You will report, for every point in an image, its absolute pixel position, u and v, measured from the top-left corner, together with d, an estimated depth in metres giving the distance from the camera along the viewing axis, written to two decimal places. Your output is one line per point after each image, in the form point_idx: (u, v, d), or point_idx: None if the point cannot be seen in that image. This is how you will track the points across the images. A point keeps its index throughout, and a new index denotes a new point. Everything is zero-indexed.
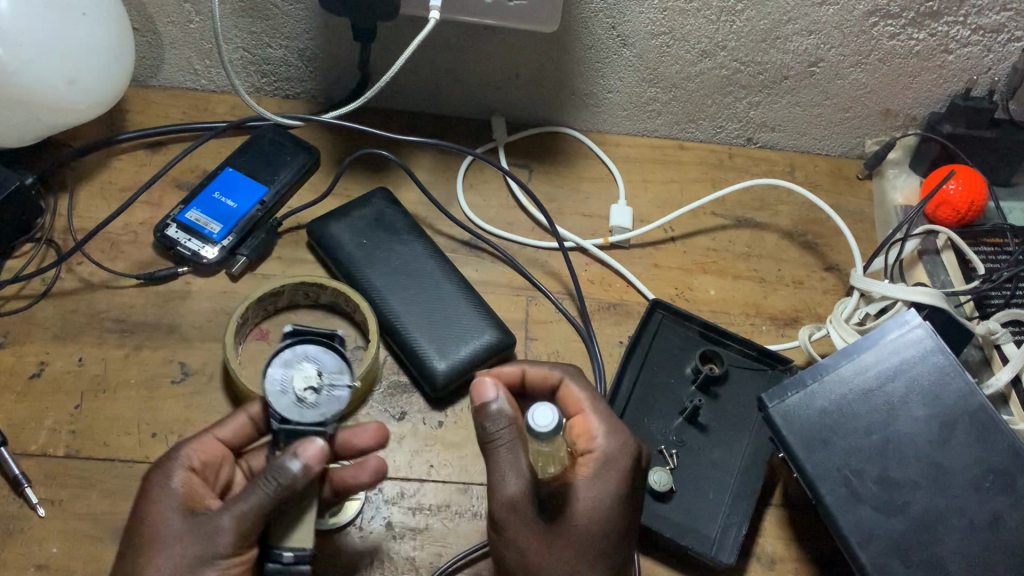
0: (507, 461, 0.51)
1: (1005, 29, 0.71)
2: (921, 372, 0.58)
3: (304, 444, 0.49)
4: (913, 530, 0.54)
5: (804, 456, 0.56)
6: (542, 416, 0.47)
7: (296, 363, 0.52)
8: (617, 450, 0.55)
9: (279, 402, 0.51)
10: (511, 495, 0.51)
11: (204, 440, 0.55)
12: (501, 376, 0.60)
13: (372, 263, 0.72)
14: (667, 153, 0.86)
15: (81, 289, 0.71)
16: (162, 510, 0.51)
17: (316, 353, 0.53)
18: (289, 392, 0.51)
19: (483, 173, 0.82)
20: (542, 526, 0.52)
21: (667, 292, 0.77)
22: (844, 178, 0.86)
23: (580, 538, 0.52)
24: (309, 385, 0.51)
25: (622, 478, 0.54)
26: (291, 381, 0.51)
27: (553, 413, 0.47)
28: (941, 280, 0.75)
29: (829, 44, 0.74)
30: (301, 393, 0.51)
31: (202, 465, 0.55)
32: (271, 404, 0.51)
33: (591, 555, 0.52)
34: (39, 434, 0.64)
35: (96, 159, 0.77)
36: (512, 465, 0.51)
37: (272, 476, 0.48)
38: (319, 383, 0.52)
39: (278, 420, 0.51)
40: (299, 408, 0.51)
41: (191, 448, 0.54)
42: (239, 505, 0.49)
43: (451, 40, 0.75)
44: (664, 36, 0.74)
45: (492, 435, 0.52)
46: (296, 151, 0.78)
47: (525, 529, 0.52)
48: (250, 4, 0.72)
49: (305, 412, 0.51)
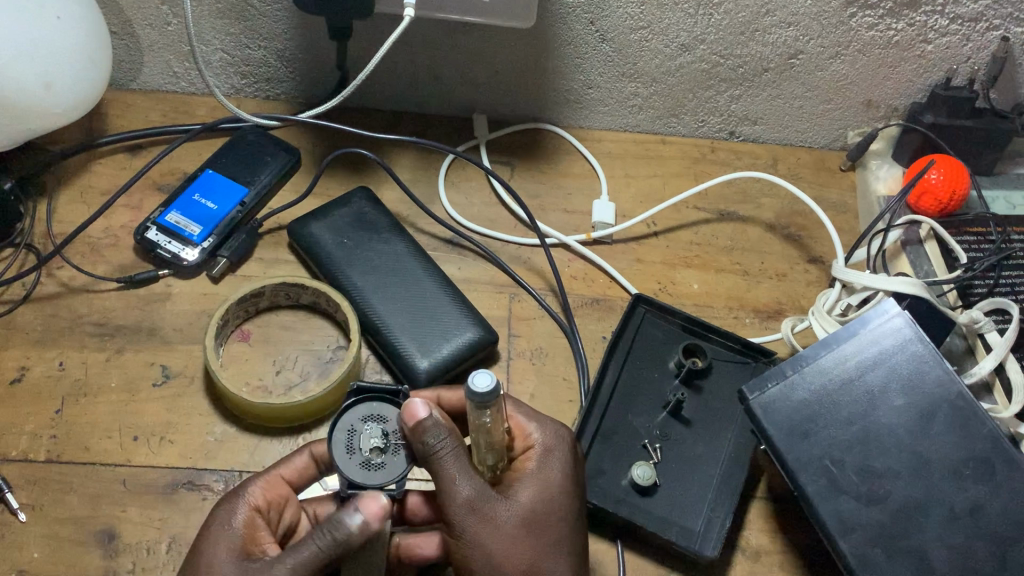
0: (456, 467, 0.50)
1: (983, 17, 0.71)
2: (901, 361, 0.58)
3: (366, 500, 0.48)
4: (894, 519, 0.54)
5: (785, 447, 0.56)
6: (482, 379, 0.46)
7: (361, 424, 0.52)
8: (553, 437, 0.56)
9: (346, 460, 0.51)
10: (465, 500, 0.50)
11: (272, 478, 0.55)
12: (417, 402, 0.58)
13: (353, 263, 0.71)
14: (649, 147, 0.85)
15: (62, 293, 0.71)
16: (218, 548, 0.50)
17: (381, 412, 0.53)
18: (357, 453, 0.51)
19: (465, 170, 0.82)
20: (503, 524, 0.50)
21: (651, 287, 0.77)
22: (827, 169, 0.86)
23: (538, 528, 0.51)
24: (375, 446, 0.51)
25: (566, 461, 0.55)
26: (357, 441, 0.51)
27: (491, 377, 0.46)
28: (924, 269, 0.75)
29: (808, 36, 0.74)
30: (368, 454, 0.51)
31: (267, 505, 0.54)
32: (338, 466, 0.51)
33: (553, 544, 0.52)
34: (20, 440, 0.64)
35: (76, 164, 0.77)
36: (457, 467, 0.50)
37: (328, 528, 0.47)
38: (386, 443, 0.51)
39: (347, 483, 0.50)
40: (366, 470, 0.51)
41: (258, 486, 0.54)
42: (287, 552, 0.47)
43: (429, 38, 0.75)
44: (643, 30, 0.73)
45: (433, 448, 0.49)
46: (276, 152, 0.78)
47: (488, 530, 0.50)
48: (227, 5, 0.72)
49: (371, 474, 0.51)
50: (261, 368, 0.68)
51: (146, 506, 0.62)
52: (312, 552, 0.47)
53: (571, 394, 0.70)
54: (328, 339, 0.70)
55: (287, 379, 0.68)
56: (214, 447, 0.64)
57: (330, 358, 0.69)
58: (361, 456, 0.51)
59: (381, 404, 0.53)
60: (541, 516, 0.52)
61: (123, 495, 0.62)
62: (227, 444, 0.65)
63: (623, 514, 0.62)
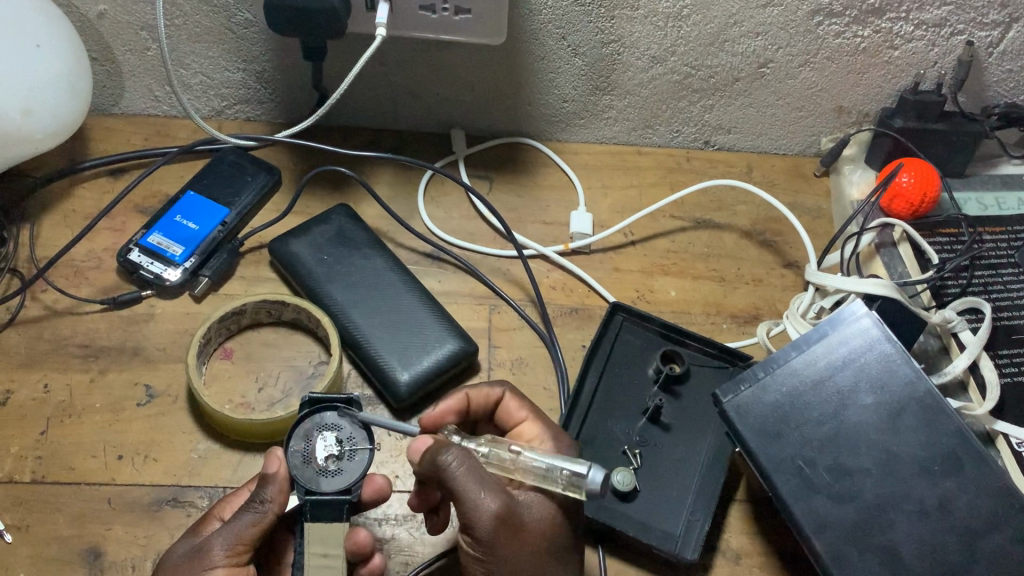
0: (475, 483, 0.51)
1: (947, 23, 0.72)
2: (869, 361, 0.60)
3: (269, 461, 0.52)
4: (866, 516, 0.55)
5: (758, 448, 0.57)
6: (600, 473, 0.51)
7: (315, 432, 0.53)
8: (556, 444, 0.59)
9: (303, 468, 0.51)
10: (499, 514, 0.52)
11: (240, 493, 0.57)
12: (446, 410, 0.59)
13: (333, 279, 0.72)
14: (625, 158, 0.87)
15: (47, 316, 0.72)
16: (180, 545, 0.54)
17: (336, 420, 0.53)
18: (312, 462, 0.52)
19: (444, 186, 0.83)
20: (516, 528, 0.53)
21: (628, 295, 0.78)
22: (802, 175, 0.88)
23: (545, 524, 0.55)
24: (330, 453, 0.52)
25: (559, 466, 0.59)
26: (312, 450, 0.52)
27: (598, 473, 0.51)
28: (899, 272, 0.76)
29: (777, 45, 0.75)
30: (324, 462, 0.52)
31: None
32: (295, 475, 0.51)
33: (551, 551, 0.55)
34: (5, 461, 0.64)
35: (59, 188, 0.78)
36: (480, 481, 0.51)
37: (251, 502, 0.52)
38: (341, 450, 0.52)
39: (304, 490, 0.50)
40: (323, 477, 0.51)
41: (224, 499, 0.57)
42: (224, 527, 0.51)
43: (404, 56, 0.76)
44: (614, 44, 0.75)
45: (451, 468, 0.51)
46: (257, 171, 0.79)
47: (512, 543, 0.53)
48: (205, 29, 0.73)
49: (328, 480, 0.51)
50: (244, 386, 0.69)
51: (130, 524, 0.62)
52: (244, 518, 0.51)
53: (551, 402, 0.71)
54: (310, 355, 0.71)
55: (269, 396, 0.68)
56: (198, 464, 0.65)
57: (312, 373, 0.70)
58: (317, 465, 0.52)
59: (334, 412, 0.53)
60: (545, 528, 0.55)
61: (108, 514, 0.62)
62: (210, 461, 0.65)
63: (603, 519, 0.63)
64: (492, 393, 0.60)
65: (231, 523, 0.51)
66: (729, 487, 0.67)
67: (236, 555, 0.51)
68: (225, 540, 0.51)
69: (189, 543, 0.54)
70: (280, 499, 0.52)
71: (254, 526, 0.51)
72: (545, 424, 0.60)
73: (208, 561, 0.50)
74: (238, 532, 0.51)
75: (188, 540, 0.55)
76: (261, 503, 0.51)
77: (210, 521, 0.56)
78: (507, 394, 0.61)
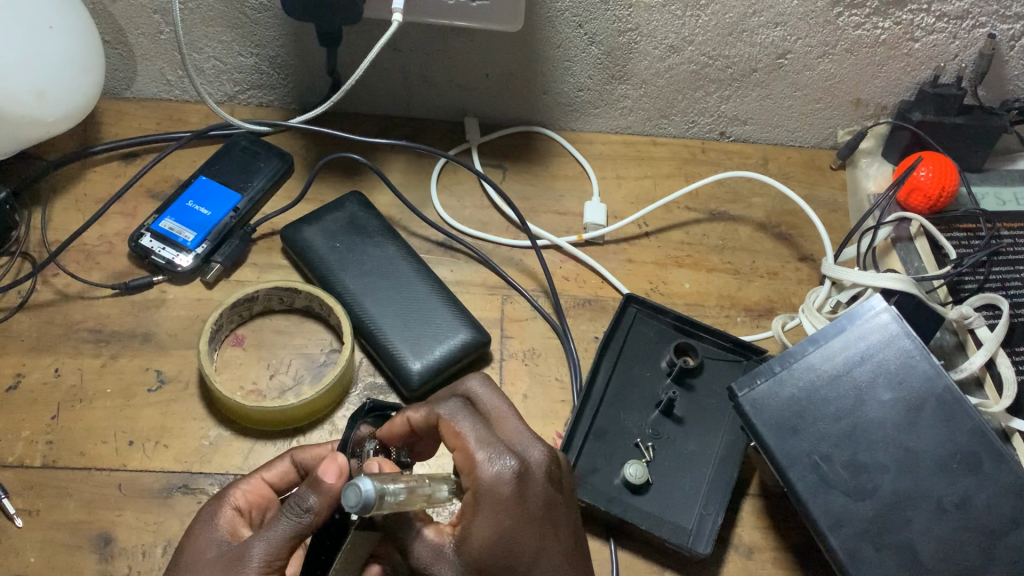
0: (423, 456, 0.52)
1: (970, 15, 0.71)
2: (887, 357, 0.59)
3: (324, 464, 0.45)
4: (882, 513, 0.55)
5: (774, 443, 0.57)
6: (352, 494, 0.39)
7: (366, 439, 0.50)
8: (492, 476, 0.47)
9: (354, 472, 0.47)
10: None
11: (254, 481, 0.55)
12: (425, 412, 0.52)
13: (345, 267, 0.72)
14: (640, 149, 0.86)
15: (58, 300, 0.71)
16: (204, 540, 0.50)
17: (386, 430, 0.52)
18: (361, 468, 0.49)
19: (457, 174, 0.83)
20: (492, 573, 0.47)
21: (642, 287, 0.78)
22: (817, 169, 0.87)
23: (506, 550, 0.47)
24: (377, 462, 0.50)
25: (507, 504, 0.47)
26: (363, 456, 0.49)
27: (353, 496, 0.39)
28: (915, 266, 0.75)
29: (796, 36, 0.74)
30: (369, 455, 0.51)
31: (249, 505, 0.54)
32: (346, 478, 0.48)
33: None
34: (16, 446, 0.64)
35: (70, 171, 0.78)
36: (440, 552, 0.47)
37: (293, 509, 0.45)
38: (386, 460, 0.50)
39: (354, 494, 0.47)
40: None
41: (238, 489, 0.54)
42: (264, 532, 0.46)
43: (419, 42, 0.76)
44: (631, 32, 0.74)
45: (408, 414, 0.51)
46: (269, 158, 0.78)
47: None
48: (218, 13, 0.72)
49: None
50: (255, 373, 0.68)
51: (141, 510, 0.62)
52: (282, 526, 0.45)
53: (563, 394, 0.71)
54: (321, 342, 0.71)
55: (280, 383, 0.68)
56: (209, 451, 0.65)
57: (325, 361, 0.70)
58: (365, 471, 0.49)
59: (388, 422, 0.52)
60: (485, 563, 0.47)
61: (118, 499, 0.62)
62: (222, 449, 0.65)
63: (614, 512, 0.62)
64: (392, 423, 0.51)
65: (269, 531, 0.46)
66: (742, 482, 0.67)
67: (272, 570, 0.46)
68: (262, 552, 0.45)
69: (215, 537, 0.50)
70: (325, 511, 0.45)
71: (294, 536, 0.45)
72: (508, 430, 0.51)
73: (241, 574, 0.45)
74: (276, 543, 0.45)
75: (216, 537, 0.50)
76: (303, 511, 0.45)
77: (224, 509, 0.53)
78: (442, 417, 0.50)
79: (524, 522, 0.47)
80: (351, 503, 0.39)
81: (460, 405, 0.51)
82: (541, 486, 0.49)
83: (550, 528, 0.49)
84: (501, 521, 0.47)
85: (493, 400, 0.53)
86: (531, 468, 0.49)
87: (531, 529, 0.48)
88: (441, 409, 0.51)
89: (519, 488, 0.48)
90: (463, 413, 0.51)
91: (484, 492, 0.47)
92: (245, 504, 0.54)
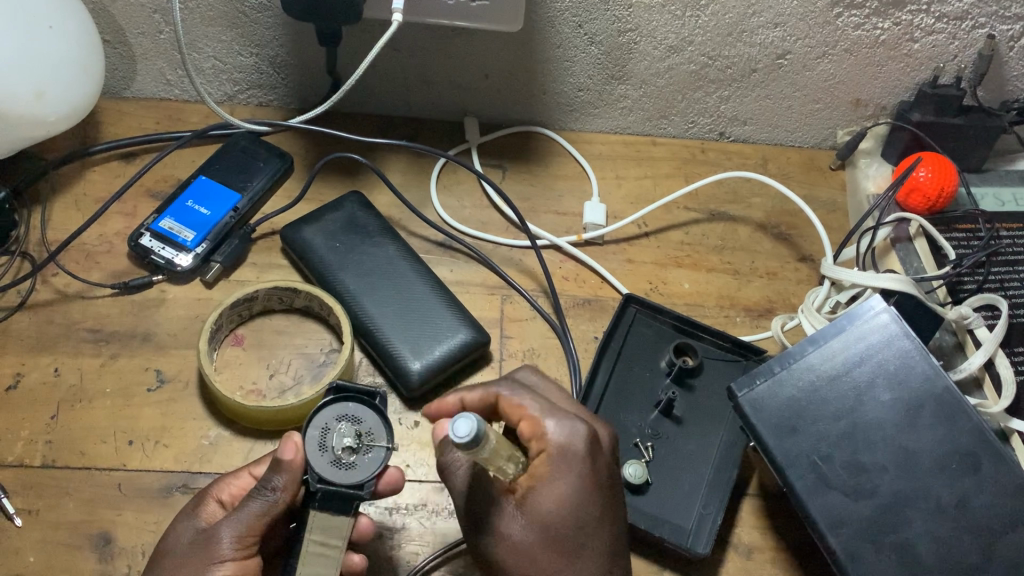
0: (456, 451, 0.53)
1: (969, 16, 0.71)
2: (886, 357, 0.59)
3: (284, 443, 0.50)
4: (882, 513, 0.55)
5: (774, 443, 0.57)
6: (463, 425, 0.43)
7: (333, 423, 0.50)
8: (564, 441, 0.52)
9: (319, 459, 0.49)
10: (536, 538, 0.50)
11: (239, 476, 0.54)
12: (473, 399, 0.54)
13: (345, 267, 0.72)
14: (639, 149, 0.86)
15: (57, 300, 0.71)
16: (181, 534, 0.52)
17: (359, 412, 0.51)
18: (328, 451, 0.49)
19: (456, 174, 0.83)
20: (562, 529, 0.50)
21: (642, 287, 0.78)
22: (817, 169, 0.87)
23: (575, 509, 0.51)
24: (347, 446, 0.49)
25: (580, 468, 0.51)
26: (329, 439, 0.50)
27: (466, 425, 0.43)
28: (914, 267, 0.75)
29: (796, 36, 0.74)
30: (340, 452, 0.49)
31: (235, 500, 0.54)
32: (309, 462, 0.49)
33: (557, 546, 0.50)
34: (15, 445, 0.64)
35: (70, 171, 0.78)
36: (507, 515, 0.51)
37: (260, 488, 0.50)
38: (358, 443, 0.50)
39: (316, 477, 0.48)
40: (336, 468, 0.49)
41: (221, 483, 0.54)
42: (233, 515, 0.50)
43: (419, 42, 0.76)
44: (631, 33, 0.74)
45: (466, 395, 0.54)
46: (269, 158, 0.78)
47: (578, 545, 0.50)
48: (218, 13, 0.72)
49: (341, 472, 0.49)
50: (255, 372, 0.69)
51: (141, 510, 0.62)
52: (252, 506, 0.50)
53: None
54: (321, 342, 0.71)
55: (279, 382, 0.68)
56: (209, 451, 0.65)
57: (324, 361, 0.70)
58: (333, 454, 0.49)
59: (357, 405, 0.51)
60: (554, 521, 0.50)
61: (118, 499, 0.62)
62: (222, 448, 0.65)
63: None
64: (447, 401, 0.54)
65: (239, 512, 0.50)
66: (741, 483, 0.67)
67: (245, 546, 0.50)
68: (233, 531, 0.49)
69: (193, 528, 0.52)
70: (291, 487, 0.50)
71: (263, 514, 0.49)
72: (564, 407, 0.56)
73: (216, 553, 0.49)
74: (246, 521, 0.49)
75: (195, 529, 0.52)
76: (271, 490, 0.49)
77: (206, 503, 0.54)
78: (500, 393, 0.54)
79: (593, 485, 0.52)
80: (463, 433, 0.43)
81: (518, 385, 0.55)
82: (604, 454, 0.53)
83: (611, 495, 0.53)
84: (572, 483, 0.51)
85: (542, 384, 0.57)
86: (599, 439, 0.53)
87: (598, 491, 0.52)
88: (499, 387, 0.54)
89: (590, 455, 0.52)
90: (520, 388, 0.55)
91: (553, 457, 0.51)
92: (230, 498, 0.54)
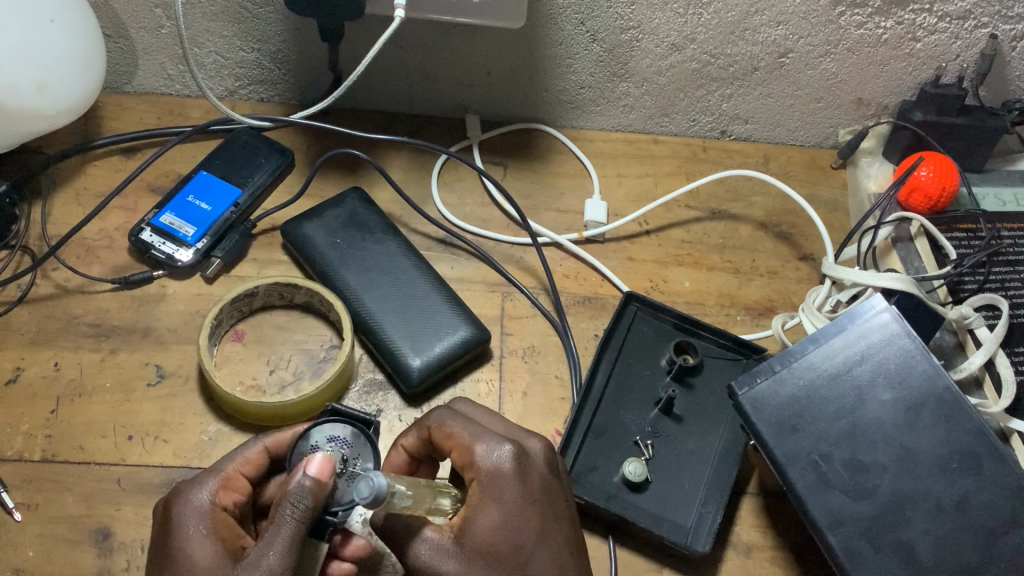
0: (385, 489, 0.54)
1: (972, 15, 0.71)
2: (888, 355, 0.59)
3: (309, 462, 0.47)
4: (882, 511, 0.55)
5: (774, 441, 0.57)
6: (366, 488, 0.43)
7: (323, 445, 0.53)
8: (493, 464, 0.53)
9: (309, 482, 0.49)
10: (476, 565, 0.50)
11: (231, 477, 0.54)
12: (409, 442, 0.57)
13: (346, 264, 0.72)
14: (641, 147, 0.86)
15: (57, 295, 0.71)
16: (193, 548, 0.49)
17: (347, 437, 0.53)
18: None
19: (457, 171, 0.83)
20: (500, 554, 0.51)
21: (642, 285, 0.78)
22: (818, 168, 0.87)
23: (512, 530, 0.51)
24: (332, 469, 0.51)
25: (510, 488, 0.52)
26: None
27: (370, 488, 0.43)
28: (914, 266, 0.75)
29: (798, 35, 0.74)
30: None
31: (233, 503, 0.53)
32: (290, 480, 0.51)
33: (499, 570, 0.50)
34: (15, 440, 0.64)
35: (72, 166, 0.78)
36: (443, 547, 0.51)
37: (291, 501, 0.46)
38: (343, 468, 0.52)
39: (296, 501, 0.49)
40: None
41: (216, 487, 0.53)
42: (271, 537, 0.46)
43: (422, 38, 0.75)
44: (633, 30, 0.74)
45: (403, 444, 0.57)
46: (270, 153, 0.78)
47: (520, 566, 0.51)
48: (220, 7, 0.72)
49: None
50: (255, 368, 0.68)
51: (140, 505, 0.62)
52: (286, 520, 0.46)
53: (562, 391, 0.71)
54: (322, 338, 0.71)
55: (280, 378, 0.68)
56: (209, 446, 0.65)
57: (324, 357, 0.70)
58: None
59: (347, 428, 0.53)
60: (493, 545, 0.51)
61: (117, 494, 0.62)
62: (221, 444, 0.65)
63: (613, 510, 0.62)
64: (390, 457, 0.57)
65: (271, 532, 0.46)
66: (740, 482, 0.67)
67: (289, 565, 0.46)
68: (275, 547, 0.45)
69: (207, 542, 0.50)
70: (319, 504, 0.47)
71: (299, 528, 0.46)
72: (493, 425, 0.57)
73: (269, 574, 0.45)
74: (289, 537, 0.46)
75: (207, 542, 0.50)
76: (300, 502, 0.46)
77: (208, 511, 0.51)
78: (432, 425, 0.55)
79: (530, 501, 0.52)
80: (367, 492, 0.43)
81: (447, 412, 0.56)
82: (539, 469, 0.54)
83: (552, 510, 0.53)
84: (507, 502, 0.52)
85: (469, 410, 0.58)
86: (530, 454, 0.55)
87: (535, 506, 0.53)
88: (429, 419, 0.56)
89: (520, 474, 0.53)
90: (450, 415, 0.56)
91: (484, 480, 0.53)
92: (227, 502, 0.53)
